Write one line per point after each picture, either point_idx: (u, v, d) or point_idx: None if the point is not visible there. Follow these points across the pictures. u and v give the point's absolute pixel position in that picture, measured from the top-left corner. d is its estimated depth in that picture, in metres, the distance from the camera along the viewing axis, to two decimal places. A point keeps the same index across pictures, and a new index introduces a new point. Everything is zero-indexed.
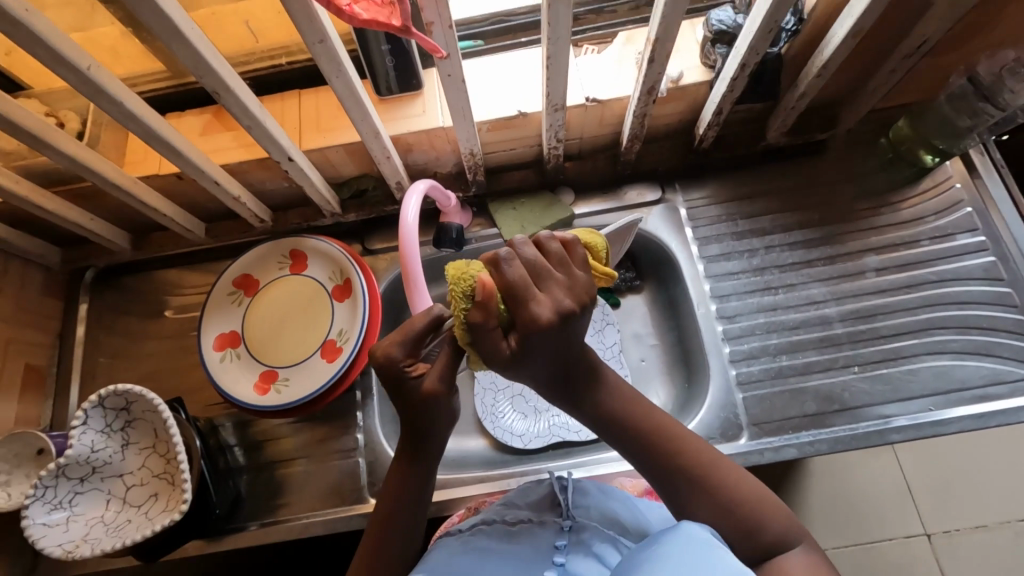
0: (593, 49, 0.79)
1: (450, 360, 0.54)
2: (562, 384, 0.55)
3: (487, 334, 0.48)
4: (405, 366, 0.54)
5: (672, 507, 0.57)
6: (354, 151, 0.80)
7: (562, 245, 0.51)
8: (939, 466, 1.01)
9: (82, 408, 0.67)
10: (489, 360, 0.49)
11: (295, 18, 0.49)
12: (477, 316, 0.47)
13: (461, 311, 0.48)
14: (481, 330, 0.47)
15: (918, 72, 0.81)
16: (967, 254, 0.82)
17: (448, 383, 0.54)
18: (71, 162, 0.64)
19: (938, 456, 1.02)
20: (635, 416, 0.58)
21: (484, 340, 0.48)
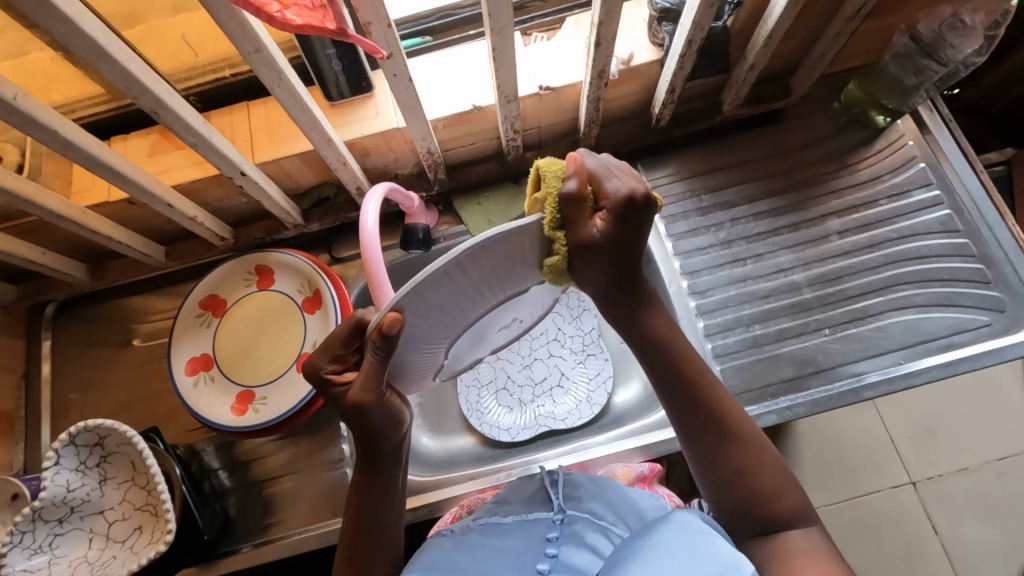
0: (542, 37, 0.78)
1: (375, 368, 0.52)
2: (615, 296, 0.57)
3: (579, 205, 0.48)
4: (330, 374, 0.55)
5: (696, 458, 0.60)
6: (310, 160, 0.79)
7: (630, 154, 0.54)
8: (917, 416, 1.04)
9: (52, 448, 0.66)
10: (578, 238, 0.48)
11: (227, 29, 0.48)
12: (571, 186, 0.48)
13: (549, 190, 0.48)
14: (574, 198, 0.47)
15: (862, 35, 0.82)
16: (924, 209, 0.84)
17: (373, 391, 0.53)
18: (12, 198, 0.62)
19: (916, 406, 1.05)
20: (682, 350, 0.60)
21: (576, 211, 0.48)
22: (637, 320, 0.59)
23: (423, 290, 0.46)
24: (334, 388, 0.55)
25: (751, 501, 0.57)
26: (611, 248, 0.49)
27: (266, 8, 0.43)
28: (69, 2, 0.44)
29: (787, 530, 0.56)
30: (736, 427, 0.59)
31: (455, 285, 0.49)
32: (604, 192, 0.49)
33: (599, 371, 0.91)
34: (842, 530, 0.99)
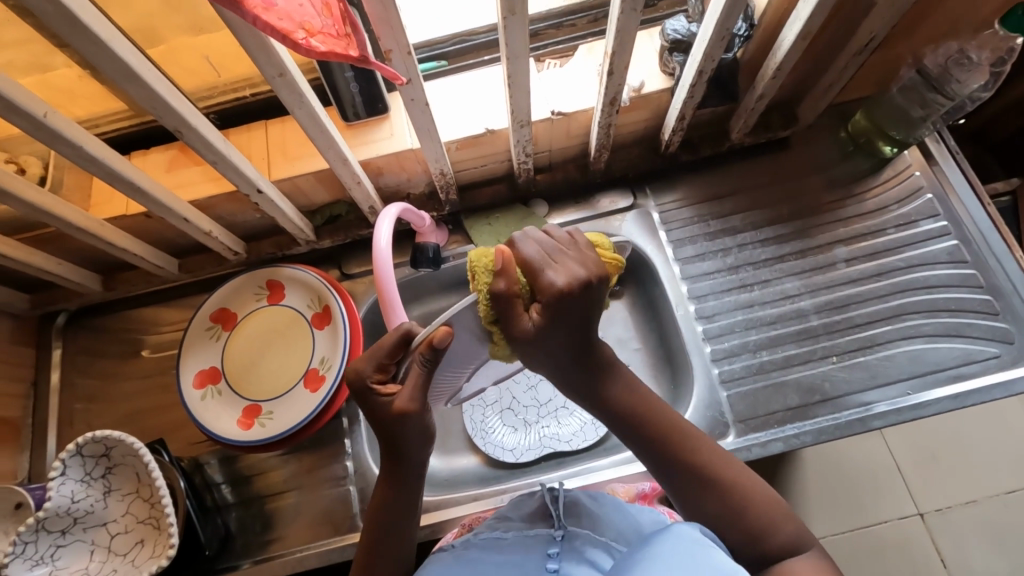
0: (555, 63, 0.80)
1: (420, 379, 0.56)
2: (570, 371, 0.58)
3: (508, 303, 0.52)
4: (373, 383, 0.57)
5: (682, 508, 0.59)
6: (324, 178, 0.80)
7: (571, 233, 0.57)
8: (925, 445, 1.03)
9: (58, 458, 0.66)
10: (511, 331, 0.54)
11: (253, 54, 0.49)
12: (501, 284, 0.52)
13: (481, 287, 0.53)
14: (503, 297, 0.52)
15: (869, 67, 0.83)
16: (931, 240, 0.84)
17: (419, 402, 0.56)
18: (33, 209, 0.63)
19: (923, 435, 1.04)
20: (646, 411, 0.60)
21: (506, 308, 0.53)
22: (598, 391, 0.60)
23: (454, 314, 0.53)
24: (378, 397, 0.56)
25: (754, 539, 0.56)
26: (546, 336, 0.54)
27: (293, 35, 0.43)
28: (102, 25, 0.45)
29: (791, 556, 0.56)
30: (717, 476, 0.58)
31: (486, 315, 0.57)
32: (540, 285, 0.53)
33: None
34: (849, 561, 0.97)
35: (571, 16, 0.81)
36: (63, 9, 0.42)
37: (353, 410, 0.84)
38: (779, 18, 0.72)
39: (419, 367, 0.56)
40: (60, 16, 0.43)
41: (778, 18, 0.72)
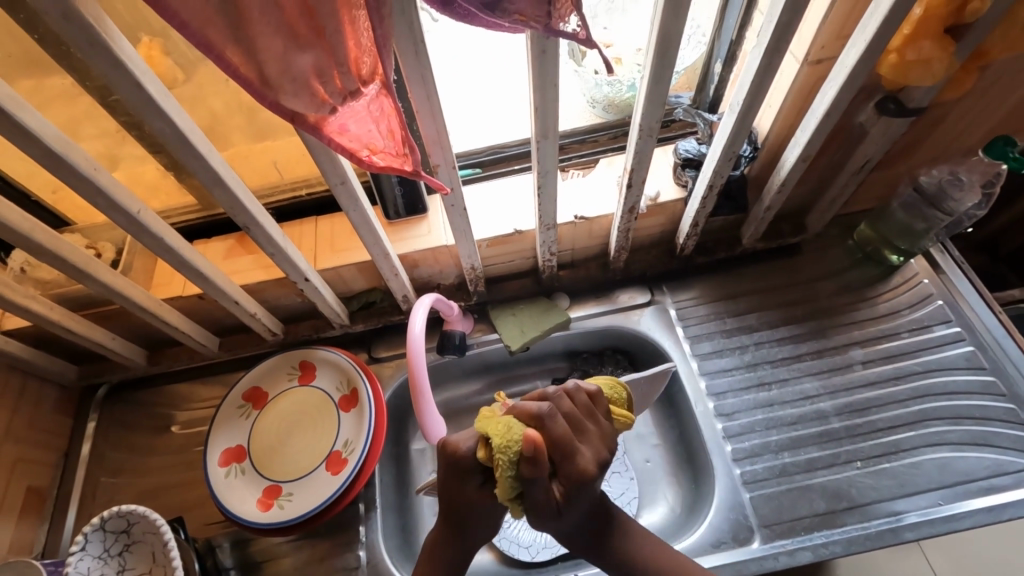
0: (579, 173, 0.89)
1: None
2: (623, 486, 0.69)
3: (539, 490, 0.55)
4: (478, 456, 0.61)
5: None
6: (364, 268, 0.87)
7: (587, 397, 0.60)
8: (991, 570, 0.91)
9: (82, 531, 0.67)
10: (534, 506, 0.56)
11: (322, 166, 0.58)
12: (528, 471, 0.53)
13: (506, 475, 0.54)
14: (529, 485, 0.54)
15: (871, 183, 0.90)
16: (947, 345, 0.86)
17: None
18: (106, 290, 0.70)
19: (991, 560, 0.91)
20: (655, 559, 0.65)
21: (534, 492, 0.55)
22: (611, 550, 0.65)
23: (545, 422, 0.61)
24: (479, 468, 0.60)
25: None
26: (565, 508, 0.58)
27: (358, 153, 0.52)
28: (204, 142, 0.54)
29: None
30: None
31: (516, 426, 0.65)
32: (563, 470, 0.56)
33: (625, 490, 0.87)
34: None
35: (594, 133, 0.90)
36: (177, 130, 0.51)
37: (371, 495, 0.84)
38: (780, 142, 0.80)
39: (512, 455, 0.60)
40: (174, 135, 0.52)
41: (780, 142, 0.80)
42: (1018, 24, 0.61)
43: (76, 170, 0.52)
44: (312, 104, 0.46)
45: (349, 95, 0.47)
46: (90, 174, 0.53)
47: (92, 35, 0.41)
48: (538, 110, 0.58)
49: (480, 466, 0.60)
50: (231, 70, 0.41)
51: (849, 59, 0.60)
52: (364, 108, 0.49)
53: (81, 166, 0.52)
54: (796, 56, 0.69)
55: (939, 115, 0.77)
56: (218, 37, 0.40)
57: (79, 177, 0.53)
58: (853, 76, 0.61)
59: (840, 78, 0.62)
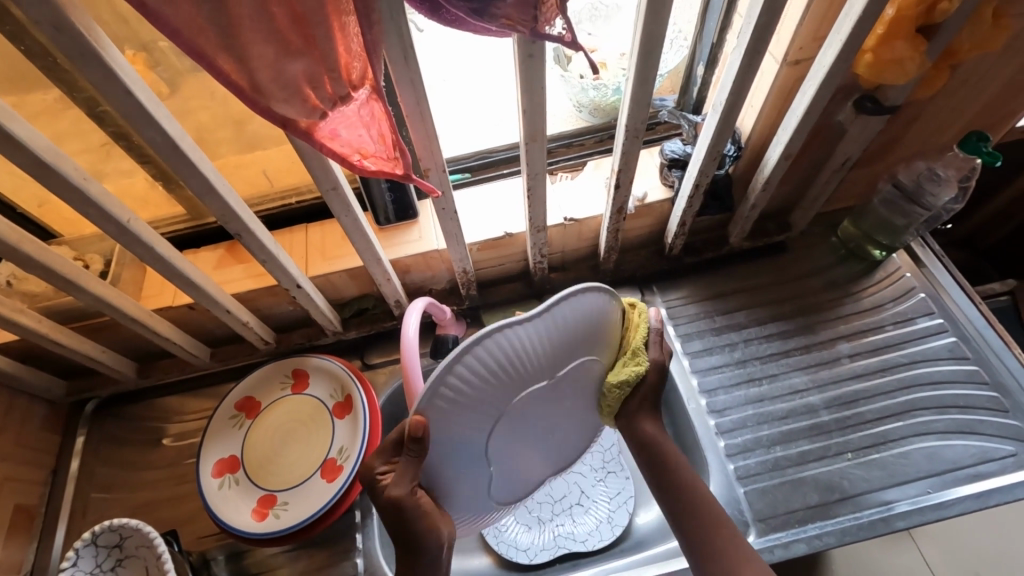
0: (567, 176, 0.90)
1: (405, 467, 0.58)
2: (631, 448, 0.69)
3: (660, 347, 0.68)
4: (378, 474, 0.61)
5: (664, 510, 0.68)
6: (356, 275, 0.88)
7: None
8: (982, 559, 0.92)
9: (73, 547, 0.66)
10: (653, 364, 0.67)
11: (314, 172, 0.58)
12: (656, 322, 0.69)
13: (644, 320, 0.67)
14: (655, 336, 0.69)
15: (852, 181, 0.92)
16: (930, 336, 0.88)
17: (407, 488, 0.58)
18: (96, 301, 0.69)
19: (983, 549, 0.93)
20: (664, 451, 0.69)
21: (655, 345, 0.68)
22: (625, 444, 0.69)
23: (477, 386, 0.55)
24: (378, 485, 0.60)
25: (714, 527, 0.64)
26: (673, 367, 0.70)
27: (349, 158, 0.52)
28: (195, 151, 0.55)
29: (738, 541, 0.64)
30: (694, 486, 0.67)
31: (472, 402, 0.56)
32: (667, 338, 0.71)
33: (620, 490, 0.89)
34: None
35: (581, 136, 0.91)
36: (168, 139, 0.51)
37: (367, 502, 0.83)
38: (763, 141, 0.82)
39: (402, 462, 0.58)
40: (165, 144, 0.52)
41: (762, 142, 0.82)
42: (985, 24, 0.63)
43: (66, 180, 0.52)
44: (303, 109, 0.46)
45: (340, 100, 0.48)
46: (80, 184, 0.53)
47: (83, 45, 0.42)
48: (526, 114, 0.59)
49: (379, 483, 0.60)
50: (222, 77, 0.41)
51: (826, 60, 0.62)
52: (354, 113, 0.50)
53: (71, 175, 0.52)
54: (775, 57, 0.70)
55: (914, 113, 0.79)
56: (210, 46, 0.40)
57: (69, 187, 0.53)
58: (830, 76, 0.63)
59: (817, 78, 0.64)
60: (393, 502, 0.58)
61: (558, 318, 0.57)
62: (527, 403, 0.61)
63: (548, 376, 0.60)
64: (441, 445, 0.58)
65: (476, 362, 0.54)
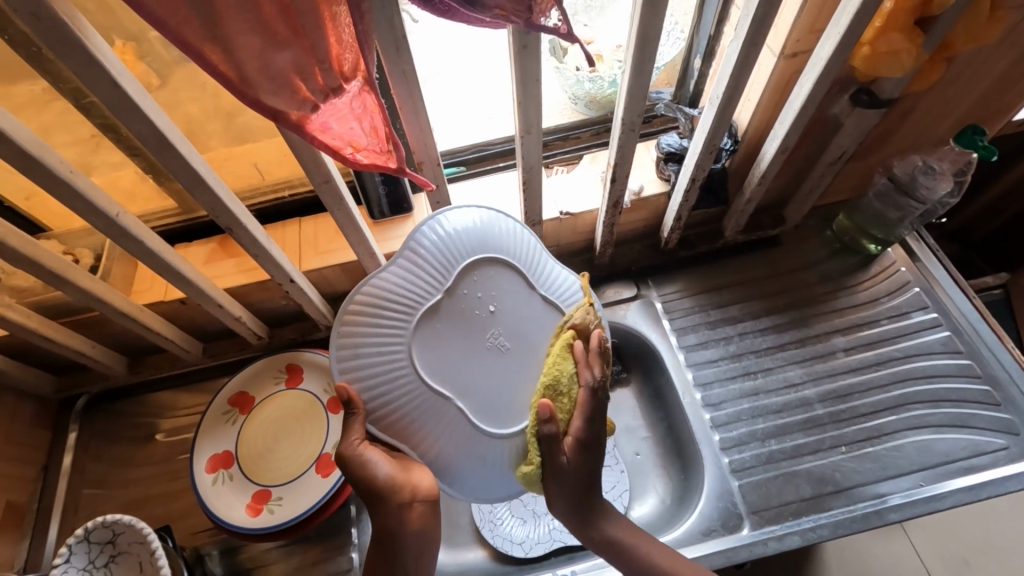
0: (563, 169, 0.90)
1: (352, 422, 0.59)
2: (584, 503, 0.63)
3: (554, 446, 0.60)
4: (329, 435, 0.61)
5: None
6: (350, 269, 0.87)
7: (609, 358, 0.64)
8: (971, 551, 0.93)
9: (66, 543, 0.65)
10: (547, 462, 0.61)
11: (305, 165, 0.57)
12: (547, 424, 0.59)
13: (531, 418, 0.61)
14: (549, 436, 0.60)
15: (848, 175, 0.92)
16: (924, 330, 0.88)
17: (358, 441, 0.59)
18: (85, 296, 0.68)
19: (972, 541, 0.94)
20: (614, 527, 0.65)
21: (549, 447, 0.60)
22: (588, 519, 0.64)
23: (370, 331, 0.60)
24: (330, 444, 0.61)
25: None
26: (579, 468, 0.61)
27: (341, 151, 0.51)
28: (184, 144, 0.54)
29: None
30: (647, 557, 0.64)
31: (377, 342, 0.60)
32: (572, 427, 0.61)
33: (615, 483, 0.86)
34: None
35: (576, 130, 0.90)
36: (156, 131, 0.50)
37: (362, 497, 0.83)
38: (759, 134, 0.82)
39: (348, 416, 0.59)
40: (153, 137, 0.51)
41: (758, 135, 0.82)
42: (982, 17, 0.63)
43: (52, 173, 0.51)
44: (293, 102, 0.46)
45: (331, 92, 0.47)
46: (66, 178, 0.52)
47: (66, 34, 0.41)
48: (521, 106, 0.58)
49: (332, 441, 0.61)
50: (210, 68, 0.41)
51: (823, 52, 0.61)
52: (346, 105, 0.49)
53: (57, 169, 0.51)
54: (773, 50, 0.70)
55: (908, 107, 0.79)
56: (196, 36, 0.39)
57: (55, 181, 0.52)
58: (828, 69, 0.62)
59: (814, 72, 0.63)
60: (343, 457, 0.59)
61: (410, 245, 0.64)
62: (439, 328, 0.63)
63: (438, 293, 0.63)
64: (380, 396, 0.60)
65: (356, 310, 0.60)
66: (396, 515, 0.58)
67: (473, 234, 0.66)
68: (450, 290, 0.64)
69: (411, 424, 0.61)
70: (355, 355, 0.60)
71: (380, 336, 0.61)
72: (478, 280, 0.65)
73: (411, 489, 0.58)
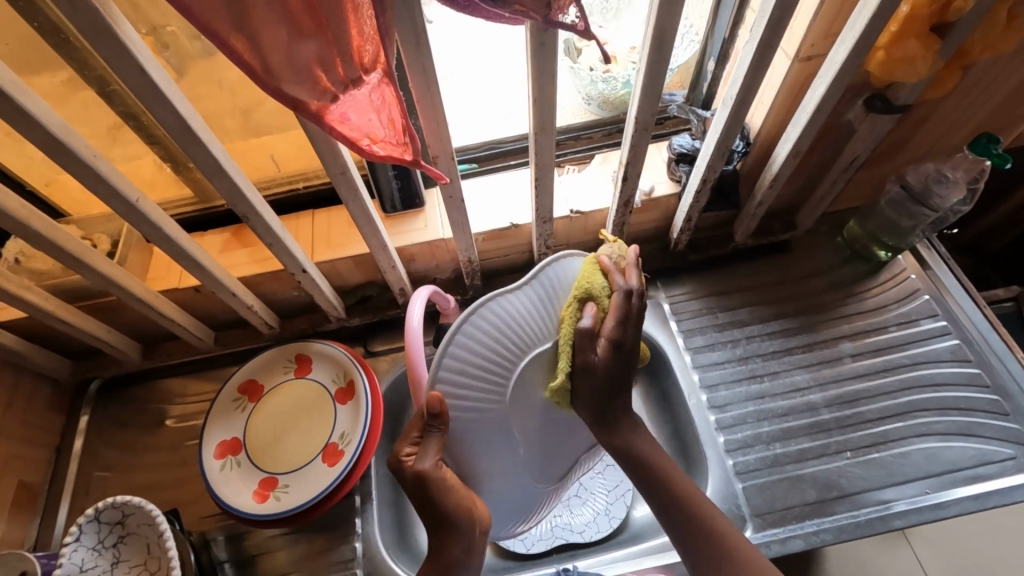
0: (574, 169, 0.91)
1: (440, 445, 0.56)
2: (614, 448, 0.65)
3: (585, 344, 0.60)
4: (402, 458, 0.56)
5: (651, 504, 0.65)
6: (361, 262, 0.88)
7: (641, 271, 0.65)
8: (975, 563, 0.92)
9: (76, 523, 0.66)
10: (579, 363, 0.61)
11: (322, 155, 0.58)
12: (588, 324, 0.60)
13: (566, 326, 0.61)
14: (585, 337, 0.60)
15: (860, 182, 0.92)
16: (933, 339, 0.88)
17: (441, 468, 0.55)
18: (103, 280, 0.70)
19: (977, 552, 0.93)
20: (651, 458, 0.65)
21: (584, 348, 0.61)
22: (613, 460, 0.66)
23: (477, 356, 0.59)
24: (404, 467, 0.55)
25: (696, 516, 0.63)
26: (609, 375, 0.61)
27: (358, 142, 0.52)
28: (206, 131, 0.55)
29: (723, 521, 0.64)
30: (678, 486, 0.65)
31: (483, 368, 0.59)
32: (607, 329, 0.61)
33: (618, 483, 0.90)
34: None
35: (589, 130, 0.91)
36: (179, 119, 0.51)
37: (366, 488, 0.84)
38: (772, 138, 0.82)
39: (436, 438, 0.56)
40: (176, 124, 0.52)
41: (771, 139, 0.82)
42: (999, 24, 0.63)
43: (77, 157, 0.52)
44: (314, 91, 0.47)
45: (351, 84, 0.48)
46: (90, 162, 0.53)
47: (98, 20, 0.42)
48: (535, 103, 0.58)
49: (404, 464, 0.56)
50: (234, 56, 0.41)
51: (838, 56, 0.62)
52: (365, 96, 0.50)
53: (82, 153, 0.52)
54: (788, 53, 0.70)
55: (923, 114, 0.79)
56: (223, 25, 0.40)
57: (80, 164, 0.53)
58: (842, 73, 0.62)
59: (829, 75, 0.64)
60: (420, 480, 0.55)
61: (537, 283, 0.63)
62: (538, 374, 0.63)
63: (551, 340, 0.63)
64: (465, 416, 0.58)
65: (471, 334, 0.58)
66: (465, 547, 0.56)
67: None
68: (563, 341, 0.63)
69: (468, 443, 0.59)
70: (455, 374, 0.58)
71: (487, 364, 0.59)
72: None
73: (478, 519, 0.57)
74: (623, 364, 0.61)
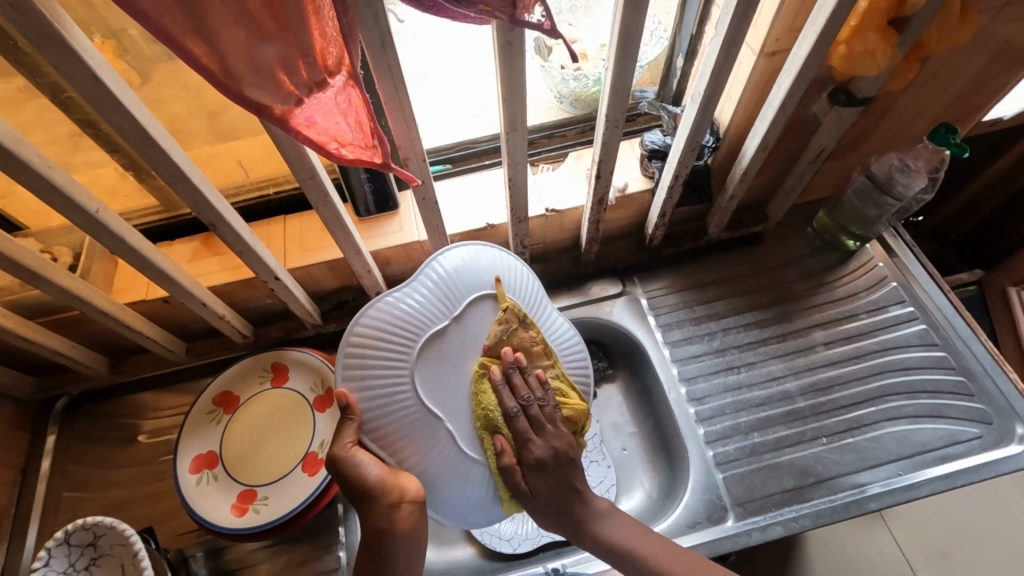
0: (548, 167, 0.91)
1: (352, 429, 0.62)
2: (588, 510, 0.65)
3: (511, 476, 0.66)
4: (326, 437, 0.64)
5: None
6: (336, 267, 0.87)
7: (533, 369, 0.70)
8: (949, 541, 0.95)
9: (45, 547, 0.64)
10: (513, 491, 0.67)
11: (290, 160, 0.57)
12: (507, 459, 0.66)
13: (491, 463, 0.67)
14: (508, 470, 0.66)
15: (827, 173, 0.94)
16: (901, 324, 0.91)
17: (352, 449, 0.61)
18: (65, 294, 0.67)
19: (949, 531, 0.96)
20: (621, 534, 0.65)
21: (512, 478, 0.66)
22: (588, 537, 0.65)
23: (376, 346, 0.64)
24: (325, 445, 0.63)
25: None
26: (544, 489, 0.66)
27: (326, 146, 0.51)
28: (168, 139, 0.53)
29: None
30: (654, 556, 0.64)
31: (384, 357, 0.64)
32: (523, 453, 0.67)
33: (603, 479, 0.87)
34: None
35: (562, 128, 0.91)
36: (138, 126, 0.50)
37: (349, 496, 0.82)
38: (741, 133, 0.83)
39: (347, 424, 0.62)
40: (135, 132, 0.50)
41: (739, 134, 0.83)
42: (953, 17, 0.65)
43: (30, 168, 0.50)
44: (277, 95, 0.46)
45: (316, 87, 0.47)
46: (45, 173, 0.51)
47: (44, 25, 0.40)
48: (506, 103, 0.58)
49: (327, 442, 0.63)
50: (193, 60, 0.40)
51: (801, 51, 0.63)
52: (331, 99, 0.49)
53: (36, 164, 0.50)
54: (753, 49, 0.71)
55: (884, 106, 0.81)
56: (178, 28, 0.39)
57: (34, 175, 0.51)
58: (806, 67, 0.64)
59: (793, 70, 0.65)
60: (334, 461, 0.61)
61: (426, 272, 0.69)
62: (440, 354, 0.67)
63: (445, 320, 0.68)
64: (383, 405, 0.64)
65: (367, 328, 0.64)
66: (386, 514, 0.59)
67: (480, 268, 0.71)
68: (458, 318, 0.69)
69: (408, 438, 0.65)
70: (357, 366, 0.63)
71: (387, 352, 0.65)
72: (483, 313, 0.70)
73: (399, 491, 0.60)
74: (550, 474, 0.66)
